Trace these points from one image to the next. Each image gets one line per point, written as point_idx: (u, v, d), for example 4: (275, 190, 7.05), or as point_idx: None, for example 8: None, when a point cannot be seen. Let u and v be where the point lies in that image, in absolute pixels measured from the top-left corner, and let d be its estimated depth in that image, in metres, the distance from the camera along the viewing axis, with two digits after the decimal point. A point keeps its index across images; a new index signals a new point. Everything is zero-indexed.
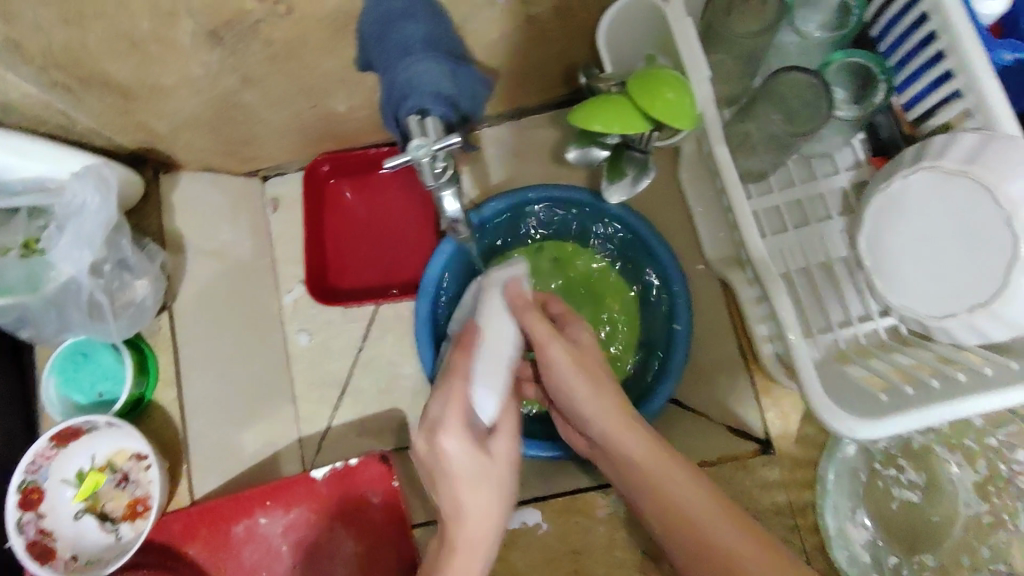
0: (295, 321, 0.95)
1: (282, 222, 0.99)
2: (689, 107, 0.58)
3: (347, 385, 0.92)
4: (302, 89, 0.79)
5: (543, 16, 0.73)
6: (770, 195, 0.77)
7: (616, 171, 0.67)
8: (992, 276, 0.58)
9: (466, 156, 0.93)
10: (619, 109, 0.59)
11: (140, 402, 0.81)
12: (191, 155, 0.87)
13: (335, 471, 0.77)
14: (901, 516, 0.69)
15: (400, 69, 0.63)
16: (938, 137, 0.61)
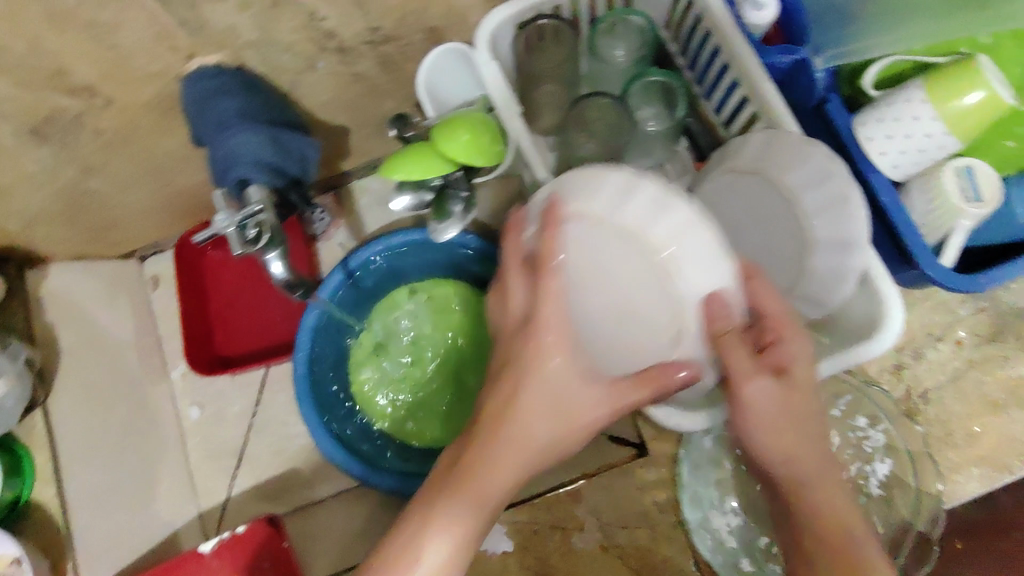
0: (187, 396, 0.96)
1: (163, 300, 1.00)
2: (484, 143, 0.62)
3: (243, 452, 0.93)
4: (153, 170, 0.81)
5: (368, 72, 0.79)
6: None
7: (441, 210, 0.69)
8: (790, 261, 0.63)
9: (340, 209, 1.00)
10: (424, 155, 0.62)
11: (16, 506, 0.76)
12: (56, 246, 0.87)
13: (223, 542, 0.76)
14: (766, 497, 0.73)
15: (219, 143, 0.65)
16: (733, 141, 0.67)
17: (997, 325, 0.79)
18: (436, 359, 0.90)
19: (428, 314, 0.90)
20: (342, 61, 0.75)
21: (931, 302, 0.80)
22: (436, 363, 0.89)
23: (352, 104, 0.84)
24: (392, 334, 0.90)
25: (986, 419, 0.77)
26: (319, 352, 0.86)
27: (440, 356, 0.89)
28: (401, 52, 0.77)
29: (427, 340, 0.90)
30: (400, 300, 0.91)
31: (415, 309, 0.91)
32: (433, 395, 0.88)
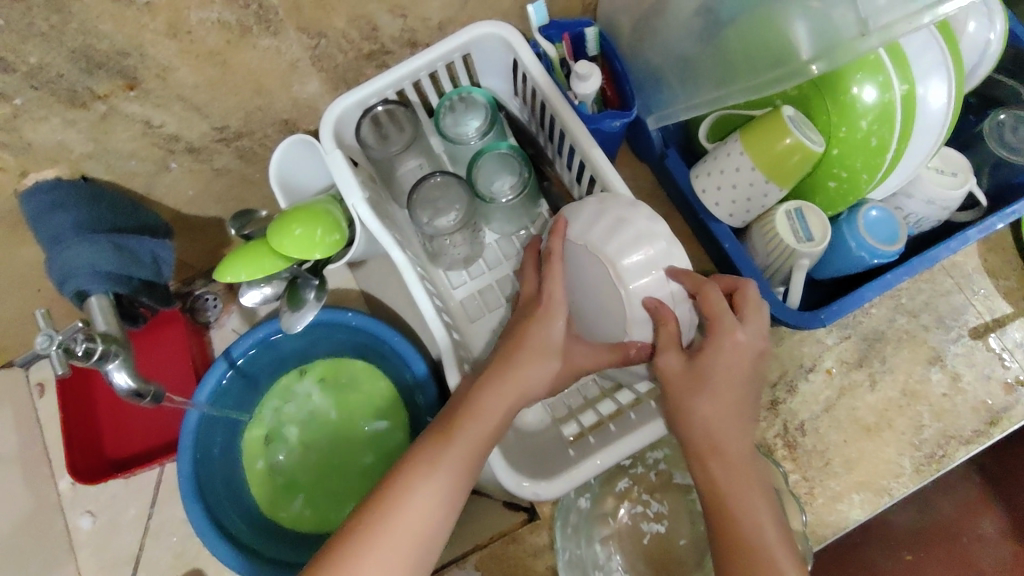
0: (78, 505, 0.92)
1: (51, 407, 0.97)
2: (315, 236, 0.63)
3: (140, 558, 0.89)
4: (18, 278, 0.80)
5: (229, 167, 0.80)
6: (481, 275, 0.83)
7: (294, 299, 0.70)
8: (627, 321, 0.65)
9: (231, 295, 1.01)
10: (256, 253, 0.63)
11: None
12: None
13: None
14: (654, 549, 0.72)
15: (55, 255, 0.65)
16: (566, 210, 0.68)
17: (861, 351, 0.82)
18: (328, 438, 0.90)
19: (316, 396, 0.91)
20: (197, 160, 0.77)
21: (799, 335, 0.83)
22: (329, 444, 0.90)
23: (220, 195, 0.85)
24: (284, 418, 0.91)
25: (860, 443, 0.78)
26: (204, 449, 0.83)
27: (332, 436, 0.90)
28: (259, 145, 0.80)
29: (318, 421, 0.91)
30: (291, 384, 0.91)
31: (303, 391, 0.91)
32: (328, 476, 0.89)
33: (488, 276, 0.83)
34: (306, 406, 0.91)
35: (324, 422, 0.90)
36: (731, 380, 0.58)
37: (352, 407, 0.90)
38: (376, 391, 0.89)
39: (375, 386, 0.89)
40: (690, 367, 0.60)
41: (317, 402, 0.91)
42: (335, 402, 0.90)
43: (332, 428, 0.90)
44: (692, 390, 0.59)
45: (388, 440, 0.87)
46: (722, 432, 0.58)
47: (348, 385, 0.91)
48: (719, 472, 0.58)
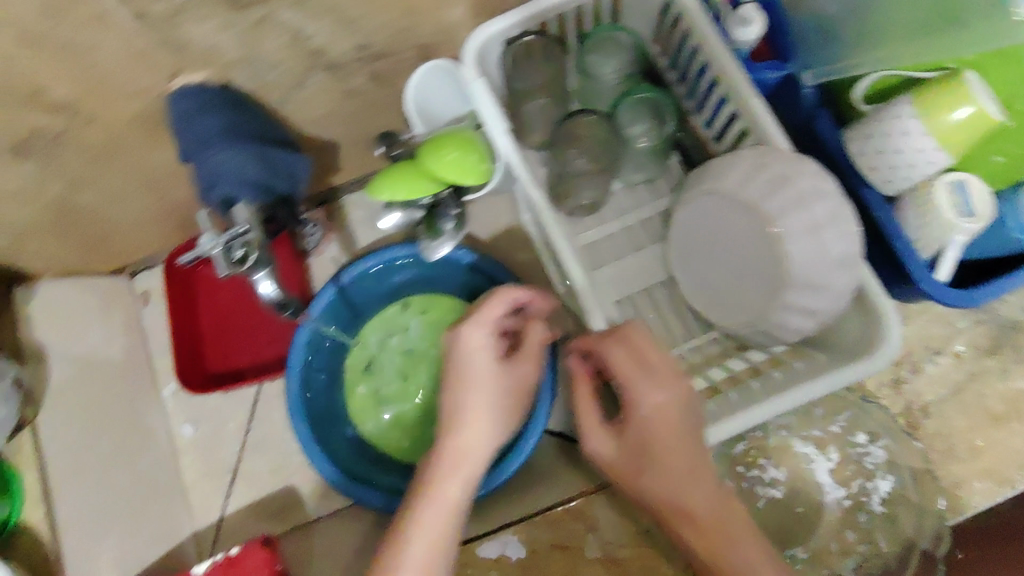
0: (179, 413, 0.95)
1: (156, 316, 0.99)
2: (475, 164, 0.60)
3: (238, 469, 0.92)
4: (145, 182, 0.80)
5: (362, 88, 0.78)
6: (604, 225, 0.80)
7: (434, 228, 0.67)
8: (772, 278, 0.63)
9: (331, 223, 0.98)
10: (409, 175, 0.60)
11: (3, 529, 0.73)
12: (45, 261, 0.87)
13: (217, 564, 0.75)
14: (770, 512, 0.71)
15: (204, 161, 0.65)
16: (718, 160, 0.64)
17: (995, 337, 0.78)
18: (428, 375, 0.87)
19: (417, 331, 0.88)
20: (334, 78, 0.74)
21: (930, 315, 0.79)
22: (428, 380, 0.87)
23: (344, 116, 0.82)
24: (384, 350, 0.88)
25: (987, 431, 0.76)
26: (310, 372, 0.84)
27: (433, 373, 0.87)
28: (392, 67, 0.76)
29: (417, 357, 0.88)
30: (393, 316, 0.89)
31: (403, 326, 0.89)
32: (426, 412, 0.86)
33: (614, 224, 0.80)
34: (406, 341, 0.88)
35: (424, 359, 0.87)
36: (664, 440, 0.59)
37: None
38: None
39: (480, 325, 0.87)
40: (623, 447, 0.62)
41: (418, 338, 0.88)
42: (437, 339, 0.88)
43: (432, 365, 0.87)
44: (666, 452, 0.59)
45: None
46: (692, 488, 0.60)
47: (455, 322, 0.88)
48: (690, 530, 0.60)
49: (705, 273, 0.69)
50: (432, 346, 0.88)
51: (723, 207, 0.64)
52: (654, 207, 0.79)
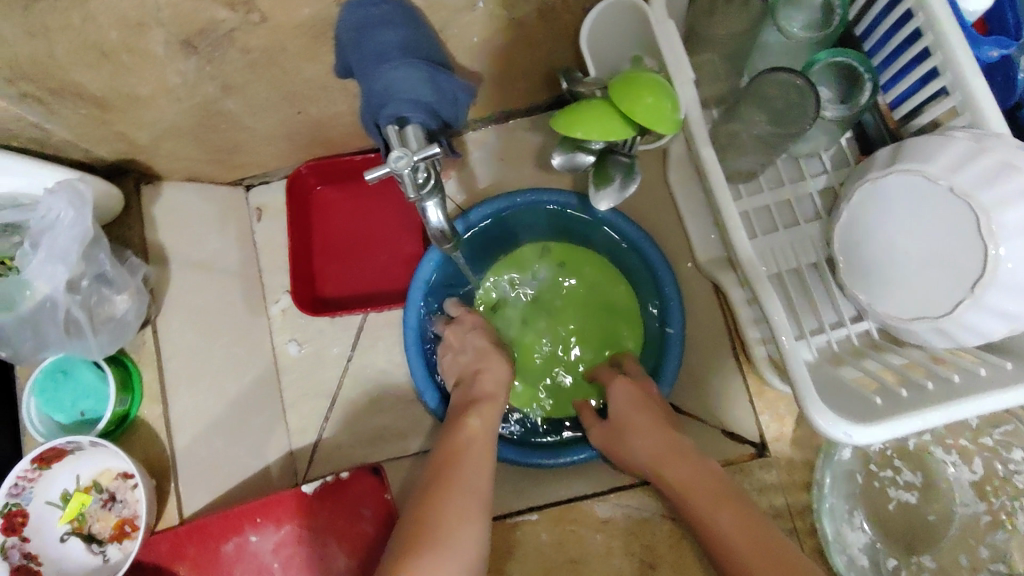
0: (285, 331, 0.95)
1: (268, 231, 0.98)
2: (668, 111, 0.56)
3: (338, 394, 0.92)
4: (289, 96, 0.77)
5: (527, 20, 0.69)
6: (759, 195, 0.75)
7: (603, 177, 0.66)
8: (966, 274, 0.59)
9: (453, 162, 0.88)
10: (601, 115, 0.58)
11: (123, 421, 0.77)
12: (175, 163, 0.85)
13: (326, 485, 0.77)
14: (898, 516, 0.68)
15: (377, 76, 0.60)
16: (933, 138, 0.61)
17: None
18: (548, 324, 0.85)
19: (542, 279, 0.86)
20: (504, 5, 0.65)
21: None
22: (545, 328, 0.85)
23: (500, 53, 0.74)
24: (508, 293, 0.86)
25: None
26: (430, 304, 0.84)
27: (551, 323, 0.85)
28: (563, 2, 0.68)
29: (541, 304, 0.85)
30: (524, 258, 0.86)
31: (532, 270, 0.86)
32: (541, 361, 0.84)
33: (769, 194, 0.75)
34: (532, 287, 0.86)
35: (547, 307, 0.85)
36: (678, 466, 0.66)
37: (581, 300, 0.85)
38: (613, 292, 0.84)
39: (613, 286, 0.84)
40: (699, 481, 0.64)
41: (543, 285, 0.86)
42: (564, 293, 0.85)
43: (553, 316, 0.85)
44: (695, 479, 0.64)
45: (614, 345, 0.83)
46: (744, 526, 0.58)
47: (589, 275, 0.85)
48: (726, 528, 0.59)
49: (870, 264, 0.64)
50: (556, 298, 0.85)
51: (908, 194, 0.61)
52: (814, 182, 0.74)
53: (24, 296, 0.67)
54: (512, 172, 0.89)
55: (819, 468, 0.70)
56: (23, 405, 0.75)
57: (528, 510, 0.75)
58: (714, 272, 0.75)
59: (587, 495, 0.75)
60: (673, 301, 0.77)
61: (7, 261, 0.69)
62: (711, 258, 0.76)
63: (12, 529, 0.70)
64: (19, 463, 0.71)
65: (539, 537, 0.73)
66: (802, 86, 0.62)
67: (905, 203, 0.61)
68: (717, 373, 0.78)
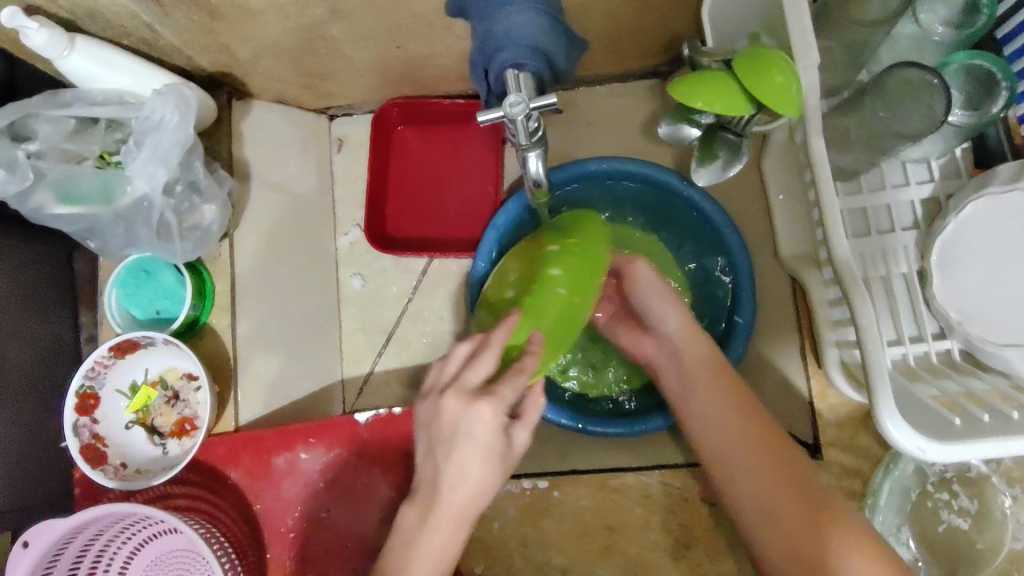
0: (349, 264, 0.96)
1: (345, 163, 0.98)
2: (795, 93, 0.54)
3: (393, 333, 0.93)
4: (391, 28, 0.76)
5: None
6: (857, 195, 0.72)
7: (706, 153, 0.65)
8: None
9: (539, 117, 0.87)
10: (723, 86, 0.56)
11: (194, 325, 0.79)
12: (267, 83, 0.86)
13: (379, 417, 0.78)
14: (945, 538, 0.68)
15: (499, 19, 0.59)
16: None
17: None
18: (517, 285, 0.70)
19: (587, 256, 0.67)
20: None
21: None
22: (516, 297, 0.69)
23: (613, 13, 0.71)
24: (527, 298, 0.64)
25: None
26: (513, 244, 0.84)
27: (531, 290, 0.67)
28: None
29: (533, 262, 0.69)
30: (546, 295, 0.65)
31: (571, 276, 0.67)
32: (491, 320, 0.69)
33: (866, 197, 0.72)
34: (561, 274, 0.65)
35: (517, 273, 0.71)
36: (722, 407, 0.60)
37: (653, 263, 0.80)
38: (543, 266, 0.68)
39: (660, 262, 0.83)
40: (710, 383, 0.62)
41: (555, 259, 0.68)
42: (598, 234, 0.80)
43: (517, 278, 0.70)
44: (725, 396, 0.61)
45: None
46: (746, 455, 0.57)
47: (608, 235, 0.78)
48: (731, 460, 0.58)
49: (967, 283, 0.63)
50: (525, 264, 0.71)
51: (1014, 210, 0.61)
52: (917, 190, 0.71)
53: (123, 192, 0.69)
54: (599, 137, 0.88)
55: (877, 478, 0.69)
56: (105, 296, 0.78)
57: (569, 474, 0.75)
58: (796, 268, 0.74)
59: (631, 468, 0.75)
60: (743, 287, 0.76)
61: (106, 155, 0.70)
62: (796, 254, 0.74)
63: (84, 410, 0.74)
64: (98, 348, 0.75)
65: (576, 501, 0.74)
66: (934, 85, 0.60)
67: (1013, 219, 0.62)
68: (777, 367, 0.76)
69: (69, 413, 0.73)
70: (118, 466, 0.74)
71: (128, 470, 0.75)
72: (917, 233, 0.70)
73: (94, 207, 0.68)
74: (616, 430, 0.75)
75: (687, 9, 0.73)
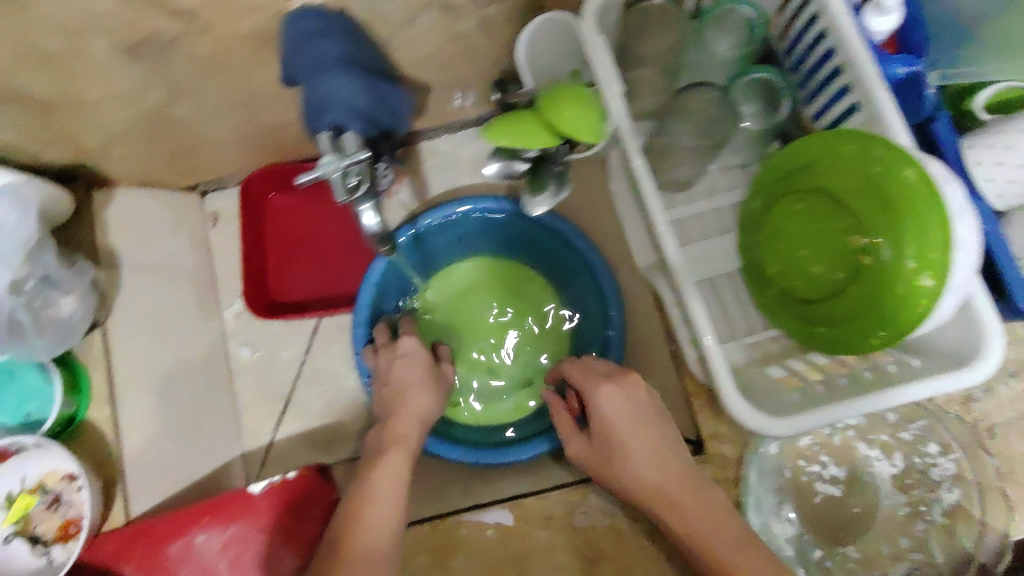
0: (239, 335, 0.96)
1: (223, 237, 0.99)
2: (593, 122, 0.59)
3: (291, 399, 0.93)
4: (244, 101, 0.79)
5: (472, 32, 0.74)
6: (691, 204, 0.78)
7: (536, 184, 0.67)
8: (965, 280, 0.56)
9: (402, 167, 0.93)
10: (527, 124, 0.59)
11: (71, 423, 0.77)
12: (128, 168, 0.86)
13: (274, 485, 0.79)
14: (825, 509, 0.72)
15: (313, 86, 0.63)
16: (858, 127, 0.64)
17: None
18: (864, 176, 0.59)
19: (831, 147, 0.61)
20: (446, 18, 0.70)
21: None
22: (882, 204, 0.58)
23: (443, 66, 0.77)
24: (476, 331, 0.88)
25: None
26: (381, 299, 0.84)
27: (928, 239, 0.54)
28: (505, 15, 0.73)
29: (841, 229, 0.62)
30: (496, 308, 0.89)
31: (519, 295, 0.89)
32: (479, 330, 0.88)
33: (699, 205, 0.77)
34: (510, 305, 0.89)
35: (849, 183, 0.60)
36: (645, 447, 0.65)
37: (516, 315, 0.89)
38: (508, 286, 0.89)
39: (533, 288, 0.89)
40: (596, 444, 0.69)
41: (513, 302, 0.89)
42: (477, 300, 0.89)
43: (817, 205, 0.64)
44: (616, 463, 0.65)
45: (555, 345, 0.87)
46: (656, 496, 0.63)
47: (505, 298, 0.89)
48: (676, 516, 0.62)
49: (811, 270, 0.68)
50: (820, 233, 0.64)
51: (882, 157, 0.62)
52: (726, 197, 0.78)
53: None
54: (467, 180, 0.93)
55: (747, 464, 0.72)
56: None
57: (477, 509, 0.78)
58: (651, 277, 0.78)
59: (532, 492, 0.79)
60: (594, 304, 0.83)
61: None
62: (647, 264, 0.79)
63: None
64: None
65: (485, 533, 0.76)
66: None
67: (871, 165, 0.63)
68: (653, 376, 0.80)
69: None
70: None
71: None
72: (967, 213, 0.55)
73: None
74: (524, 456, 0.79)
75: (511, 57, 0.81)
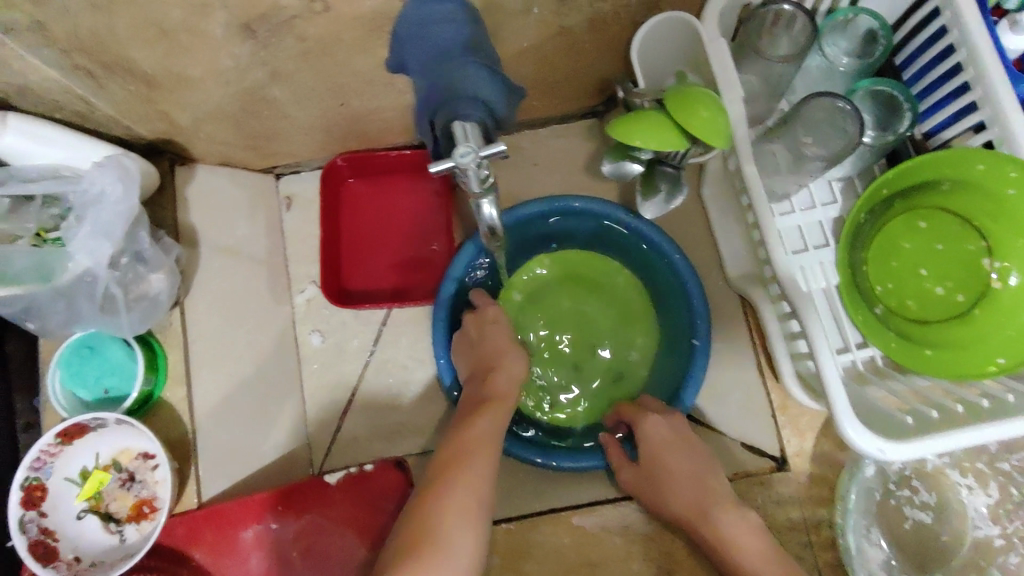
0: (308, 321, 0.93)
1: (296, 220, 0.96)
2: (723, 125, 0.58)
3: (357, 387, 0.91)
4: (334, 88, 0.77)
5: (577, 28, 0.70)
6: (792, 215, 0.76)
7: (650, 188, 0.78)
8: None
9: None
10: (657, 125, 0.59)
11: (148, 400, 0.78)
12: (211, 148, 0.85)
13: (349, 475, 0.77)
14: (912, 536, 0.71)
15: (439, 73, 0.61)
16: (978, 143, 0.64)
17: None
18: (997, 200, 0.61)
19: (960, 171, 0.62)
20: (557, 11, 0.66)
21: None
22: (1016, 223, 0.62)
23: (547, 61, 0.75)
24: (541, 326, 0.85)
25: None
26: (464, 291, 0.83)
27: None
28: (614, 13, 0.69)
29: (966, 246, 0.64)
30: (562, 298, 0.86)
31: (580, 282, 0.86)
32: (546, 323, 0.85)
33: (800, 217, 0.76)
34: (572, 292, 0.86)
35: (977, 203, 0.63)
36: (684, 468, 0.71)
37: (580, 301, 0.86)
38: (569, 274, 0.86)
39: (595, 273, 0.87)
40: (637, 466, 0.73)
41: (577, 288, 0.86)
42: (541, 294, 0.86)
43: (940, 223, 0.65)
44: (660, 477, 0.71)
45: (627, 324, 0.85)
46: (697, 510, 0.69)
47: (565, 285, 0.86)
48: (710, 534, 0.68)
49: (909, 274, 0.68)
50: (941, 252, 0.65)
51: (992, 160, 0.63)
52: (824, 212, 0.76)
53: (63, 268, 0.67)
54: (551, 178, 0.90)
55: (845, 485, 0.72)
56: (49, 378, 0.75)
57: (547, 513, 0.76)
58: (743, 287, 0.77)
59: (610, 500, 0.76)
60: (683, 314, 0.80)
61: (42, 232, 0.68)
62: (742, 274, 0.78)
63: (29, 503, 0.69)
64: (41, 437, 0.70)
65: (557, 540, 0.74)
66: (843, 109, 0.65)
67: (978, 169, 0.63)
68: (738, 389, 0.79)
69: (14, 510, 0.68)
70: (70, 560, 0.70)
71: (82, 563, 0.70)
72: None
73: (30, 286, 0.66)
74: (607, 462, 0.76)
75: (615, 56, 0.78)
